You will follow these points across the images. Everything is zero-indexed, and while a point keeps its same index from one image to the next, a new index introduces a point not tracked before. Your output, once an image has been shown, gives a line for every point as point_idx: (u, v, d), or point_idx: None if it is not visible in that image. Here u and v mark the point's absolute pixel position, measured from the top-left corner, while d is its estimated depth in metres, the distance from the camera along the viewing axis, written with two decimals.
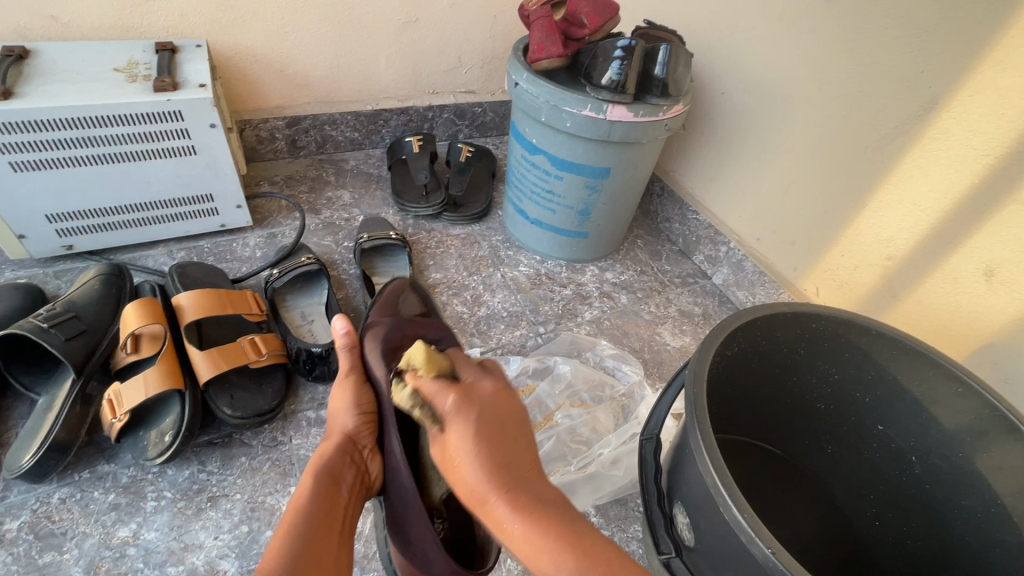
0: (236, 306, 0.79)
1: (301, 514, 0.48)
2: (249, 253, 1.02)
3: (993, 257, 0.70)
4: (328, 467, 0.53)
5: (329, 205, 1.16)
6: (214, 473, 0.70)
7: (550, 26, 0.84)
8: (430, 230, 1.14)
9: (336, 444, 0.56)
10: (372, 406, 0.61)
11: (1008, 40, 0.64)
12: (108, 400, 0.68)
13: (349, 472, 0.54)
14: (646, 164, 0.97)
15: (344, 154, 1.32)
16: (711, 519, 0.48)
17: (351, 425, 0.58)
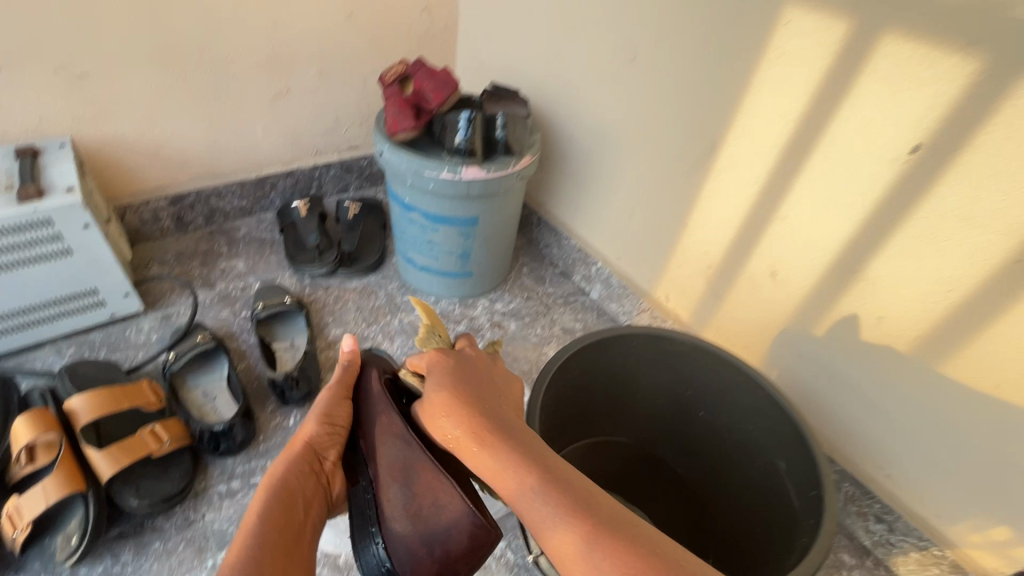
0: (132, 399, 0.83)
1: (257, 522, 0.58)
2: (143, 338, 1.04)
3: (773, 262, 0.87)
4: (288, 478, 0.65)
5: (223, 276, 1.20)
6: (128, 562, 0.74)
7: (401, 103, 0.95)
8: (327, 287, 1.21)
9: (296, 457, 0.67)
10: (341, 420, 0.73)
11: (750, 97, 0.81)
12: (8, 515, 0.70)
13: (309, 486, 0.67)
14: (512, 208, 1.09)
15: (234, 222, 1.36)
16: None
17: (313, 435, 0.70)
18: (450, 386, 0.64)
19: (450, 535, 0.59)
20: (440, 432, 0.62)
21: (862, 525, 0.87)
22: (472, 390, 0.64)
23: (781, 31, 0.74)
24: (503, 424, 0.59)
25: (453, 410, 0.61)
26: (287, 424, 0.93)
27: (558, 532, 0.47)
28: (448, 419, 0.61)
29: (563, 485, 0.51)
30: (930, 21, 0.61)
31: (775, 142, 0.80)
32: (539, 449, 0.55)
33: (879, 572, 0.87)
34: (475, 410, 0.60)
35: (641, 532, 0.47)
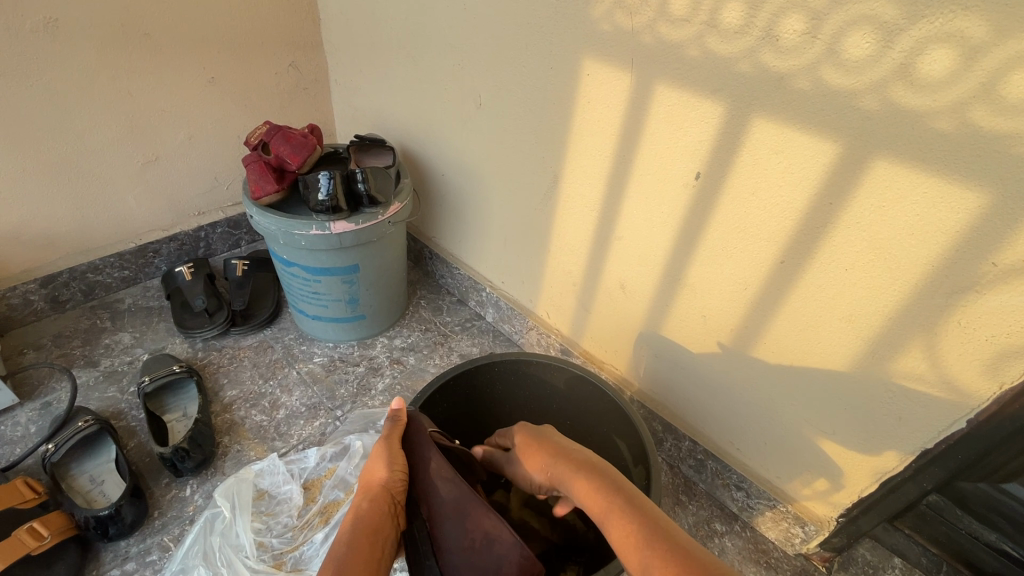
0: (5, 500, 0.81)
1: (340, 565, 0.59)
2: (21, 431, 1.01)
3: (620, 277, 0.99)
4: (367, 520, 0.66)
5: (107, 353, 1.18)
6: None
7: (261, 169, 1.00)
8: (220, 348, 1.21)
9: (374, 499, 0.69)
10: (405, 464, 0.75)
11: (573, 136, 0.92)
12: None
13: (387, 526, 0.67)
14: (393, 252, 1.15)
15: (119, 293, 1.33)
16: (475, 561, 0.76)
17: (386, 480, 0.71)
18: (538, 437, 0.78)
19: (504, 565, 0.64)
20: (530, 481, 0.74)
21: (728, 495, 1.00)
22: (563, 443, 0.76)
23: (585, 81, 0.85)
24: (585, 464, 0.70)
25: (544, 455, 0.74)
26: (183, 495, 0.94)
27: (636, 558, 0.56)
28: (540, 463, 0.74)
29: (648, 520, 0.59)
30: (684, 74, 0.73)
31: (599, 175, 0.91)
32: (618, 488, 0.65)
33: (746, 534, 0.98)
34: (559, 453, 0.73)
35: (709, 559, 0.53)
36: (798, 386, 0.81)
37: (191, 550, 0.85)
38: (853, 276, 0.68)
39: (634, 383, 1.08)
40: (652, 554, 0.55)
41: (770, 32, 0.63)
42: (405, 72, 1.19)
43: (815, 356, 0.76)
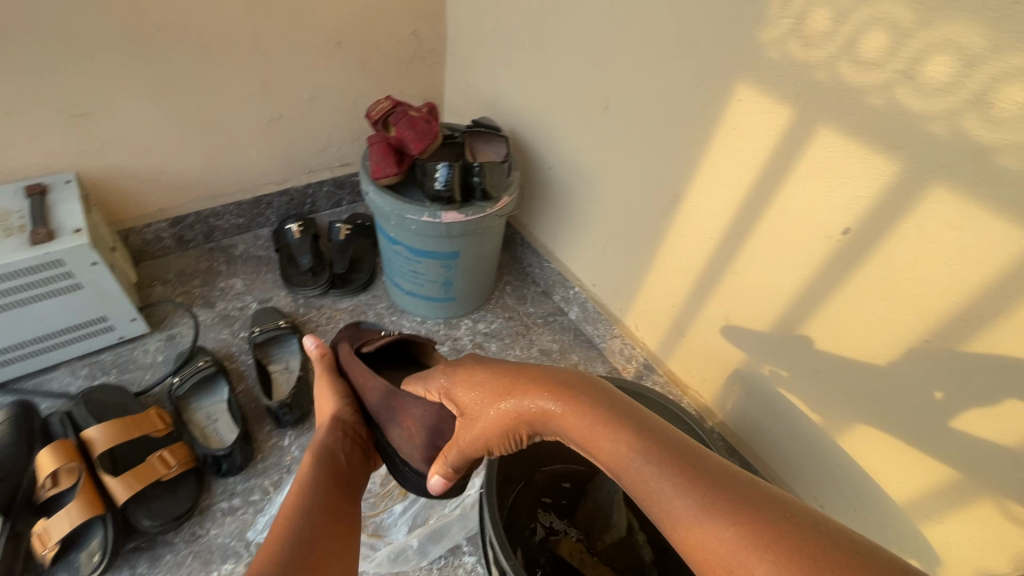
0: (142, 427, 0.92)
1: (305, 494, 0.62)
2: (150, 359, 1.13)
3: (726, 310, 0.95)
4: (323, 445, 0.72)
5: (222, 296, 1.28)
6: (144, 572, 0.85)
7: (384, 151, 1.01)
8: (320, 307, 1.29)
9: (328, 426, 0.76)
10: (346, 390, 0.85)
11: (706, 161, 0.86)
12: (37, 535, 0.80)
13: (346, 447, 0.73)
14: (492, 243, 1.16)
15: (233, 238, 1.43)
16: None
17: (334, 408, 0.80)
18: (480, 381, 0.62)
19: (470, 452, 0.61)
20: (488, 420, 0.59)
21: None
22: (523, 352, 0.62)
23: (733, 106, 0.79)
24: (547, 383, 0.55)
25: (493, 398, 0.59)
26: (282, 444, 1.03)
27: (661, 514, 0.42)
28: (497, 408, 0.58)
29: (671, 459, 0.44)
30: (856, 123, 0.66)
31: (727, 207, 0.86)
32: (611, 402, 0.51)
33: None
34: (511, 390, 0.57)
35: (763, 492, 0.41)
36: (909, 465, 0.76)
37: None
38: (1012, 375, 0.61)
39: (716, 413, 1.06)
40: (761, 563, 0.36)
41: (981, 98, 0.55)
42: (529, 57, 1.15)
43: (939, 442, 0.71)
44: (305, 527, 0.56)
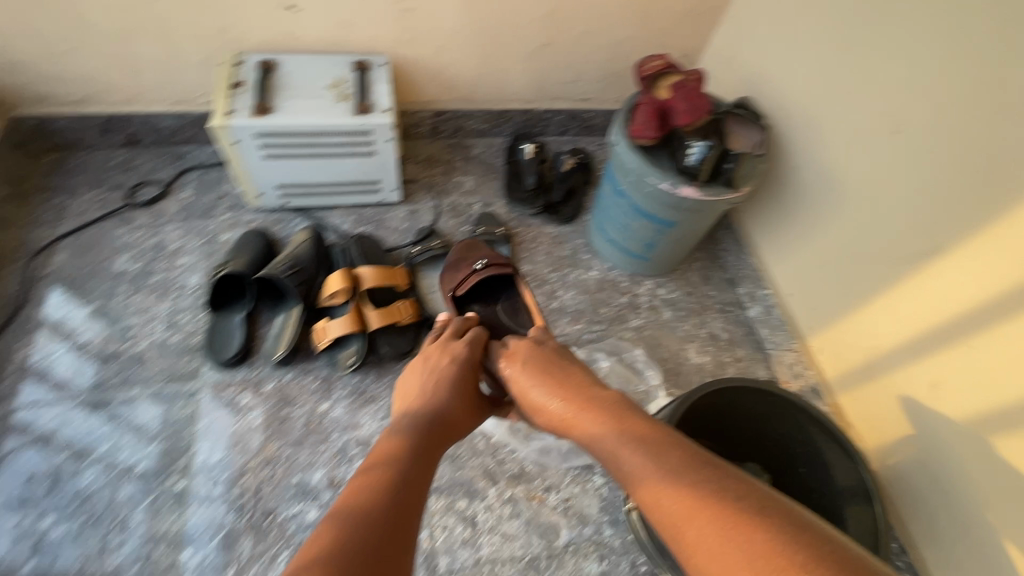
0: (392, 279, 1.18)
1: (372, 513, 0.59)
2: (397, 225, 1.39)
3: (938, 376, 0.93)
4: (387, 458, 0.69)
5: (455, 189, 1.50)
6: (372, 382, 1.14)
7: (651, 114, 1.07)
8: (528, 226, 1.45)
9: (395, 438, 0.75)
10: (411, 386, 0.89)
11: (997, 230, 0.83)
12: (319, 329, 1.12)
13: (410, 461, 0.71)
14: (708, 222, 1.19)
15: (471, 140, 1.61)
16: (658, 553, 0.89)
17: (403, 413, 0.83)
18: (532, 373, 0.86)
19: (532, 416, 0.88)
20: (536, 404, 0.84)
21: None
22: (561, 353, 0.90)
23: None
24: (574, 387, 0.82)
25: (541, 387, 0.84)
26: None
27: (660, 481, 0.61)
28: (542, 398, 0.83)
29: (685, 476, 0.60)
30: None
31: (998, 282, 0.84)
32: (626, 406, 0.76)
33: None
34: (552, 383, 0.83)
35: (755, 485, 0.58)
36: None
37: None
38: None
39: (870, 460, 1.07)
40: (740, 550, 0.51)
41: None
42: (825, 51, 1.09)
43: None
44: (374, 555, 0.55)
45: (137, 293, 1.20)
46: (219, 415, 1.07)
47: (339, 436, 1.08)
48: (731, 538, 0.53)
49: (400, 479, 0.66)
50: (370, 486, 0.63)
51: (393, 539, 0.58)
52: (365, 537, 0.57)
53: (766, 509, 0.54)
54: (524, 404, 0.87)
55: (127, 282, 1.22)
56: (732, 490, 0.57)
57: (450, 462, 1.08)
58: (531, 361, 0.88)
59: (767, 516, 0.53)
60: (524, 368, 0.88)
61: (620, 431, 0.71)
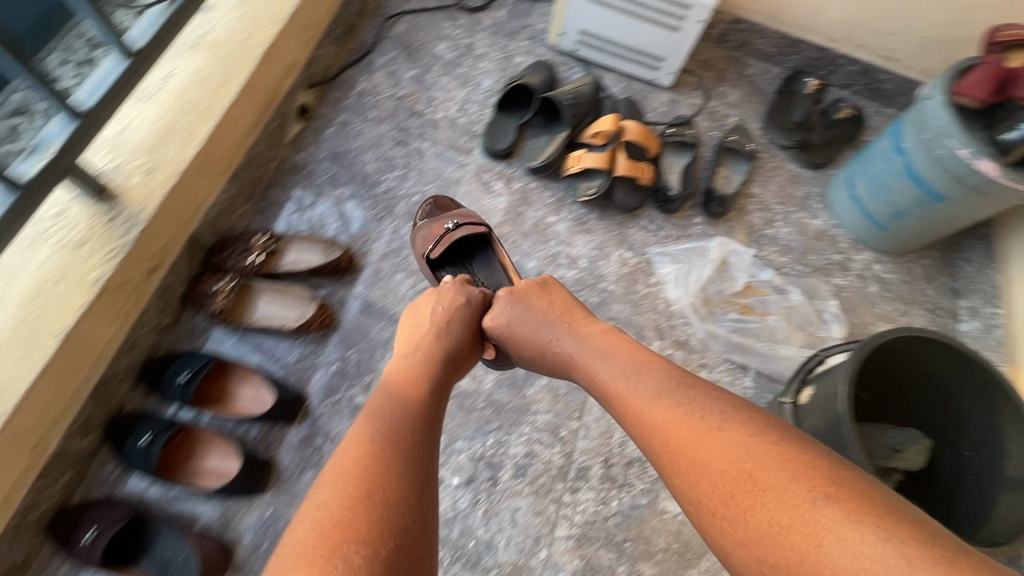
0: (647, 142, 1.31)
1: (385, 460, 0.67)
2: (657, 106, 1.50)
3: None
4: (389, 407, 0.75)
5: (718, 97, 1.55)
6: (594, 217, 1.33)
7: (992, 75, 1.04)
8: (773, 155, 1.48)
9: (392, 384, 0.80)
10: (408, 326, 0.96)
11: None
12: (575, 156, 1.30)
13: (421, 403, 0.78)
14: (976, 213, 1.16)
15: (751, 59, 1.62)
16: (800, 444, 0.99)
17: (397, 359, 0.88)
18: (529, 310, 0.95)
19: (533, 353, 0.95)
20: (544, 343, 0.93)
21: None
22: (541, 287, 0.99)
23: None
24: (562, 330, 0.91)
25: (557, 316, 0.94)
26: (694, 219, 1.36)
27: (653, 424, 0.72)
28: (556, 331, 0.92)
29: (714, 410, 0.69)
30: None
31: None
32: (614, 347, 0.87)
33: None
34: (556, 319, 0.94)
35: (756, 416, 0.68)
36: None
37: (681, 250, 1.30)
38: None
39: None
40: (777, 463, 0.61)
41: None
42: None
43: None
44: (397, 489, 0.64)
45: (444, 77, 1.46)
46: (476, 189, 1.32)
47: (555, 244, 1.29)
48: (775, 470, 0.61)
49: (402, 425, 0.72)
50: (363, 433, 0.70)
51: (411, 465, 0.67)
52: (375, 477, 0.64)
53: (793, 462, 0.61)
54: (522, 348, 0.96)
55: (441, 64, 1.47)
56: (712, 419, 0.68)
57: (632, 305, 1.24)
58: (527, 302, 0.96)
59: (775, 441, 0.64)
60: (519, 300, 0.97)
61: (611, 372, 0.82)
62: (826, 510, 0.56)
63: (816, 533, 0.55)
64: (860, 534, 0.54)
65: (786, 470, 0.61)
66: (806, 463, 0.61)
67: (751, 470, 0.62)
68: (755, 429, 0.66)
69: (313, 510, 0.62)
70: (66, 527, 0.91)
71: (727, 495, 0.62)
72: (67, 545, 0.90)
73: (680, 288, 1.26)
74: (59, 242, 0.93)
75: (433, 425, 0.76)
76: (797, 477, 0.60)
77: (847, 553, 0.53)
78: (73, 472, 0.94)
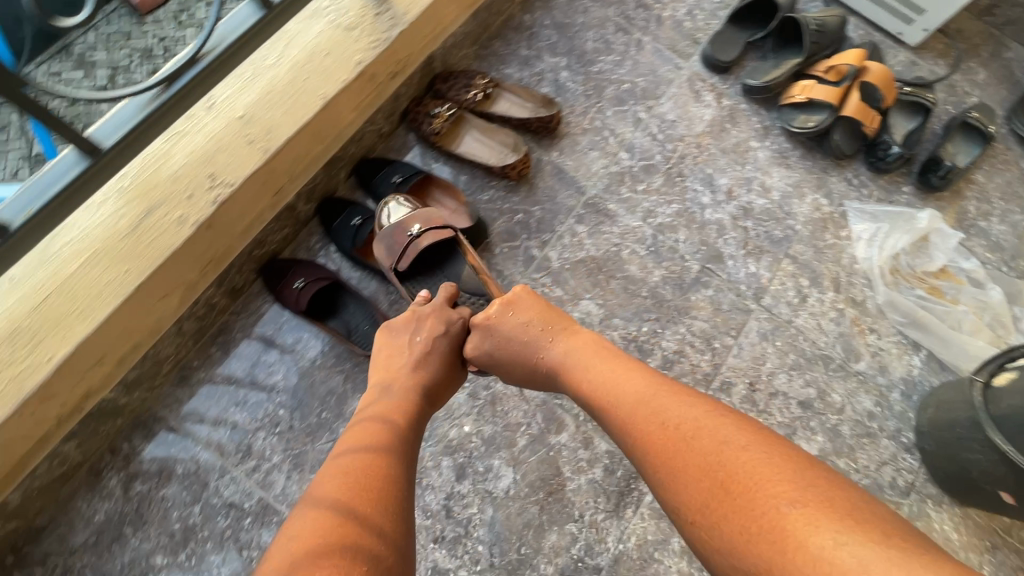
0: (886, 90, 1.21)
1: (353, 498, 0.64)
2: (894, 63, 1.38)
3: None
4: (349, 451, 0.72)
5: (964, 72, 1.40)
6: (797, 155, 1.27)
7: None
8: (1009, 148, 1.34)
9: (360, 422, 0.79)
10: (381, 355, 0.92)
11: None
12: (803, 86, 1.23)
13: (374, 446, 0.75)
14: None
15: (1014, 41, 1.44)
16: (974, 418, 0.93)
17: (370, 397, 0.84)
18: (522, 320, 0.89)
19: (529, 368, 0.88)
20: (538, 358, 0.86)
21: None
22: (530, 295, 0.92)
23: None
24: (545, 339, 0.85)
25: (549, 328, 0.88)
26: (902, 187, 1.26)
27: (636, 415, 0.67)
28: (549, 346, 0.85)
29: (690, 413, 0.64)
30: None
31: None
32: (595, 350, 0.81)
33: None
34: (551, 328, 0.87)
35: (726, 410, 0.64)
36: None
37: (882, 211, 1.23)
38: None
39: None
40: (750, 471, 0.55)
41: None
42: None
43: None
44: (374, 531, 0.62)
45: None
46: (686, 95, 1.29)
47: (751, 169, 1.24)
48: (752, 470, 0.56)
49: (368, 458, 0.70)
50: (336, 465, 0.69)
51: (378, 482, 0.67)
52: (342, 502, 0.64)
53: (767, 457, 0.57)
54: (510, 366, 0.90)
55: None
56: (688, 422, 0.63)
57: (814, 251, 1.19)
58: (520, 308, 0.90)
59: (749, 439, 0.59)
60: (511, 309, 0.90)
61: (592, 374, 0.77)
62: (789, 511, 0.51)
63: (784, 532, 0.50)
64: (835, 531, 0.49)
65: (765, 469, 0.55)
66: (781, 459, 0.56)
67: (730, 466, 0.57)
68: (734, 429, 0.61)
69: (289, 536, 0.63)
70: (280, 271, 1.02)
71: (706, 498, 0.56)
72: (277, 286, 1.01)
73: (870, 247, 1.20)
74: (332, 21, 0.98)
75: (407, 445, 0.77)
76: (776, 473, 0.55)
77: (825, 548, 0.47)
78: (291, 229, 1.05)
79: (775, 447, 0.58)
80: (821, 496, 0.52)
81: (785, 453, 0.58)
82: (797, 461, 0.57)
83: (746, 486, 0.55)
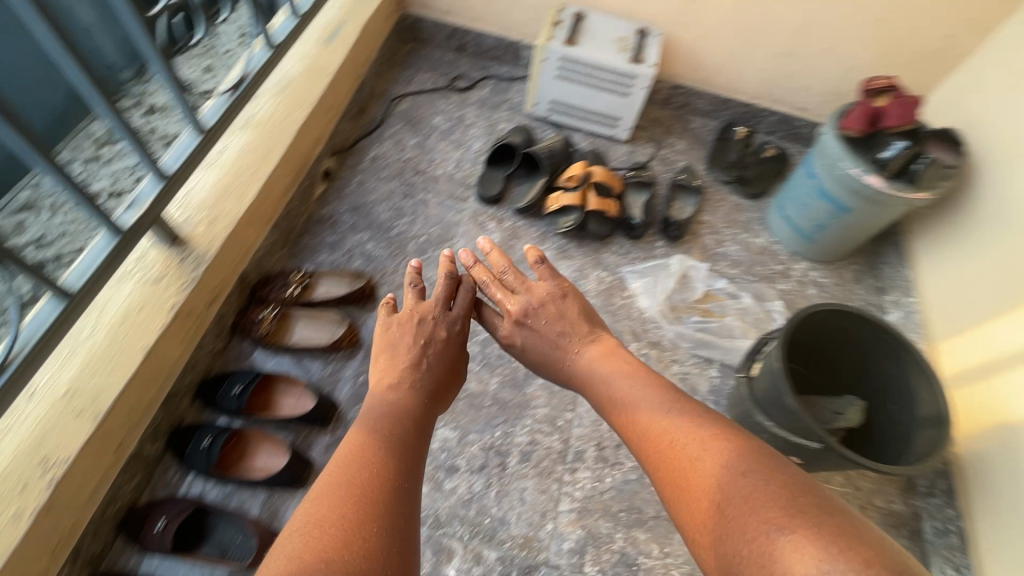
0: (612, 182, 1.57)
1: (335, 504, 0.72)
2: (619, 155, 1.79)
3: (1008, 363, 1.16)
4: (351, 459, 0.80)
5: (668, 152, 1.82)
6: (573, 246, 1.58)
7: (864, 111, 1.35)
8: (719, 190, 1.76)
9: (373, 418, 0.91)
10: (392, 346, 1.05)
11: None
12: (553, 198, 1.57)
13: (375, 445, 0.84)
14: (884, 218, 1.40)
15: (693, 116, 1.88)
16: (751, 414, 1.16)
17: (378, 398, 0.96)
18: (541, 320, 1.09)
19: (549, 360, 1.08)
20: (564, 339, 1.07)
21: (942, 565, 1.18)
22: (562, 296, 1.11)
23: None
24: (575, 341, 1.07)
25: (580, 316, 1.10)
26: (657, 245, 1.61)
27: (663, 450, 0.81)
28: (571, 351, 1.07)
29: (706, 442, 0.78)
30: None
31: None
32: (604, 352, 1.04)
33: None
34: (580, 322, 1.09)
35: (743, 441, 0.77)
36: None
37: (647, 267, 1.55)
38: None
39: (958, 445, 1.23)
40: (721, 489, 0.71)
41: None
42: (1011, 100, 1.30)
43: None
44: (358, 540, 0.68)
45: (442, 142, 1.74)
46: (474, 229, 1.57)
47: None
48: (733, 487, 0.70)
49: (375, 459, 0.81)
50: (357, 457, 0.80)
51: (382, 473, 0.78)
52: (343, 489, 0.75)
53: (741, 479, 0.70)
54: (547, 350, 1.08)
55: (439, 133, 1.76)
56: (694, 446, 0.78)
57: (614, 314, 1.47)
58: (555, 296, 1.11)
59: (735, 467, 0.73)
60: (553, 294, 1.11)
61: (622, 403, 0.94)
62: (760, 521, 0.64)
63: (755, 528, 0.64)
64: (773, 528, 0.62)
65: (729, 479, 0.71)
66: (754, 478, 0.69)
67: (712, 488, 0.72)
68: (735, 451, 0.76)
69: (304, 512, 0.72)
70: (138, 521, 1.05)
71: (693, 515, 0.73)
72: (138, 537, 1.03)
73: (650, 298, 1.50)
74: (141, 279, 1.13)
75: (417, 440, 0.92)
76: (747, 492, 0.68)
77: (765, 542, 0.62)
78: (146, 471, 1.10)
79: (748, 452, 0.75)
80: (772, 485, 0.68)
81: (748, 451, 0.75)
82: (769, 470, 0.71)
83: (716, 494, 0.71)
